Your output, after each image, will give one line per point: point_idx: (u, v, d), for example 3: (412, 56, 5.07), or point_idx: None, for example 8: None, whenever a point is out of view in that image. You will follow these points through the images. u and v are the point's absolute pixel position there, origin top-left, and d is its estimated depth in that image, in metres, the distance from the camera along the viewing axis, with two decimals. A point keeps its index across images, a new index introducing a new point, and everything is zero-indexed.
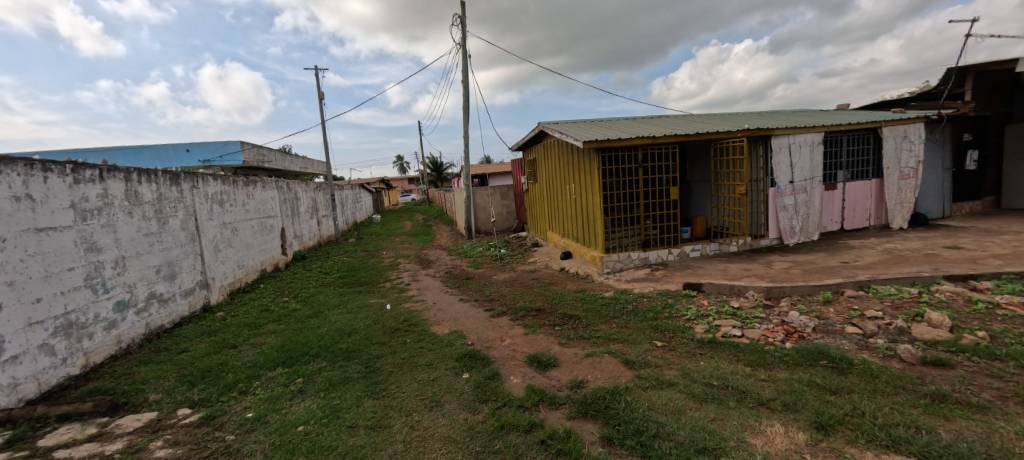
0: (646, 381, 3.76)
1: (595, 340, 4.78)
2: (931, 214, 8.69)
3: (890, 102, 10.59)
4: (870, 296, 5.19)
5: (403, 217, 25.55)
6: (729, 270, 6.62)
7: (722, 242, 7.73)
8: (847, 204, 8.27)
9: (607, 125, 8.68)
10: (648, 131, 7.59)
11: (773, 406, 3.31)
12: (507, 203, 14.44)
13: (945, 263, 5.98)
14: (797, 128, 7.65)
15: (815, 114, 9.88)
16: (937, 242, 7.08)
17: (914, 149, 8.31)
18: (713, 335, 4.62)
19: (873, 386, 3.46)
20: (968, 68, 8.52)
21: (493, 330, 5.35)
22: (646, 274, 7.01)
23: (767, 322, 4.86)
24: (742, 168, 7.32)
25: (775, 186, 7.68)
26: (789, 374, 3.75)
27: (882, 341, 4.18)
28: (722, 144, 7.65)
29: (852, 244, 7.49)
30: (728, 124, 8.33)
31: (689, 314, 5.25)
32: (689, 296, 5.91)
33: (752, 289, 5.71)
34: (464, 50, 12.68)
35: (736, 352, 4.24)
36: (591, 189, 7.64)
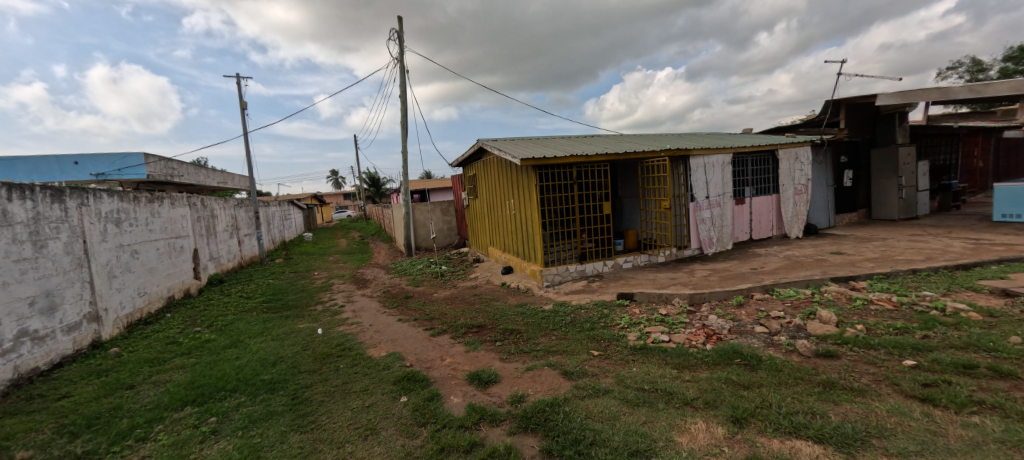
0: (584, 391, 4.09)
1: (535, 353, 5.07)
2: (819, 225, 9.97)
3: (784, 127, 12.03)
4: (773, 298, 5.93)
5: (337, 234, 24.79)
6: (657, 279, 7.24)
7: (651, 253, 8.36)
8: (755, 217, 9.29)
9: (543, 144, 9.20)
10: (581, 149, 8.13)
11: (696, 405, 3.75)
12: (448, 219, 14.60)
13: (832, 266, 6.96)
14: (710, 150, 8.54)
15: (727, 136, 11.02)
16: (825, 249, 8.19)
17: (804, 169, 9.56)
18: (645, 342, 5.07)
19: (779, 379, 4.02)
20: (840, 102, 9.94)
21: (433, 350, 5.49)
22: (583, 286, 7.46)
23: (691, 326, 5.40)
24: (666, 185, 8.05)
25: (695, 200, 8.48)
26: (710, 373, 4.24)
27: (784, 337, 4.83)
28: (647, 163, 8.38)
29: (759, 253, 8.43)
30: (652, 144, 9.13)
31: (622, 323, 5.70)
32: (623, 305, 6.40)
33: (678, 296, 6.29)
34: (402, 64, 12.79)
35: (665, 356, 4.69)
36: (530, 205, 8.00)
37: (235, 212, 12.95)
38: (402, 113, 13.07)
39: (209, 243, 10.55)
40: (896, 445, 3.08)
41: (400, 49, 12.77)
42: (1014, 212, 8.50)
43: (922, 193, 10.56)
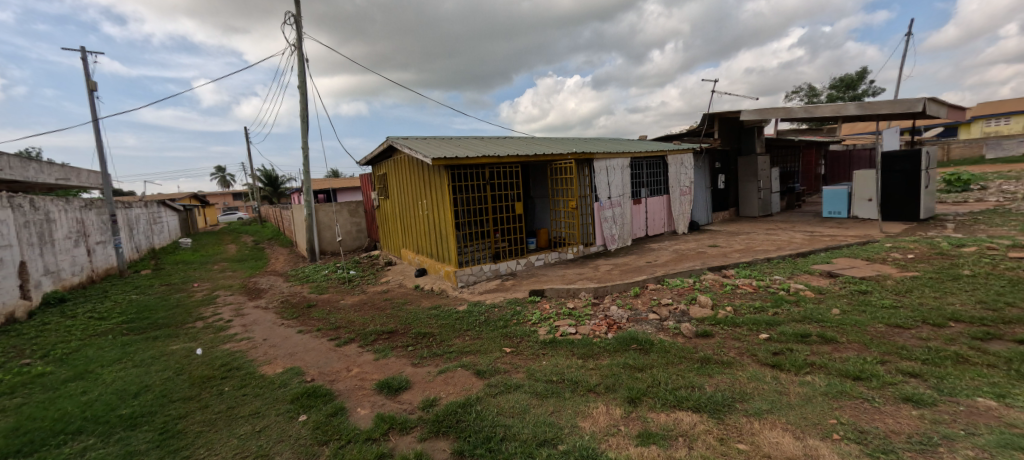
0: (495, 388, 4.42)
1: (449, 355, 5.32)
2: (700, 222, 11.40)
3: (672, 136, 13.55)
4: (664, 287, 6.75)
5: (225, 239, 22.71)
6: (566, 275, 7.84)
7: (561, 251, 8.95)
8: (650, 215, 10.37)
9: (456, 143, 9.42)
10: (492, 151, 8.48)
11: (598, 390, 4.23)
12: (357, 221, 14.20)
13: (710, 258, 8.10)
14: (610, 154, 9.37)
15: (625, 142, 12.11)
16: (704, 242, 9.46)
17: (688, 173, 10.89)
18: (554, 335, 5.55)
19: (667, 360, 4.65)
20: (715, 116, 11.47)
21: (339, 361, 5.50)
22: (497, 285, 7.82)
23: (596, 317, 5.99)
24: (573, 185, 8.69)
25: (598, 200, 9.27)
26: (611, 360, 4.79)
27: (671, 322, 5.57)
28: (555, 165, 8.99)
29: (652, 247, 9.43)
30: (559, 147, 9.79)
31: (533, 319, 6.14)
32: (534, 301, 6.88)
33: (584, 290, 6.89)
34: (300, 52, 12.27)
35: (572, 347, 5.19)
36: (443, 206, 8.17)
37: (82, 216, 11.09)
38: (301, 107, 12.55)
39: (46, 252, 8.88)
40: (753, 406, 3.75)
41: (298, 43, 12.23)
42: (839, 210, 10.53)
43: (773, 193, 12.67)
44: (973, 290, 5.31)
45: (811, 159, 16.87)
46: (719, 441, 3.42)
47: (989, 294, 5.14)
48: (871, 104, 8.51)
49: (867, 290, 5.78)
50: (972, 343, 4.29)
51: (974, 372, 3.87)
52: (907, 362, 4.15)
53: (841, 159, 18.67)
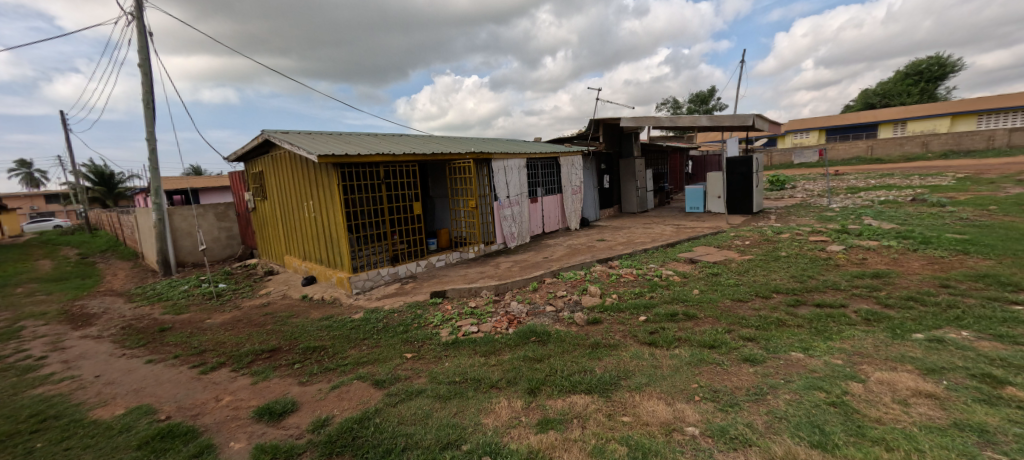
0: (396, 397, 4.41)
1: (343, 368, 5.22)
2: (589, 218, 12.50)
3: (563, 138, 14.64)
4: (560, 281, 7.34)
5: (39, 253, 18.74)
6: (468, 274, 8.14)
7: (462, 251, 9.26)
8: (546, 213, 11.13)
9: (346, 140, 9.14)
10: (387, 149, 8.44)
11: (500, 385, 4.44)
12: (224, 226, 12.97)
13: (599, 251, 9.01)
14: (508, 154, 9.88)
15: (520, 143, 12.80)
16: (593, 237, 10.45)
17: (578, 173, 11.88)
18: (456, 336, 5.79)
19: (564, 349, 5.03)
20: (600, 122, 12.66)
21: (205, 390, 5.03)
22: (397, 289, 7.84)
23: (496, 314, 6.34)
24: (472, 185, 9.03)
25: (497, 200, 9.71)
26: (512, 354, 5.10)
27: (566, 313, 6.11)
28: (454, 165, 9.25)
29: (548, 244, 10.15)
30: (458, 146, 10.06)
31: (435, 321, 6.33)
32: (436, 303, 7.05)
33: (485, 288, 7.22)
34: (143, 26, 10.80)
35: (474, 346, 5.45)
36: (333, 209, 7.94)
37: None
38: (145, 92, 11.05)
39: None
40: (634, 381, 4.20)
41: (143, 23, 10.70)
42: (696, 205, 12.30)
43: (648, 192, 14.37)
44: (788, 268, 6.69)
45: (676, 162, 19.45)
46: (608, 418, 3.74)
47: (799, 271, 6.51)
48: (721, 116, 10.08)
49: (718, 272, 6.93)
50: (789, 309, 5.36)
51: (789, 332, 4.77)
52: (746, 329, 4.97)
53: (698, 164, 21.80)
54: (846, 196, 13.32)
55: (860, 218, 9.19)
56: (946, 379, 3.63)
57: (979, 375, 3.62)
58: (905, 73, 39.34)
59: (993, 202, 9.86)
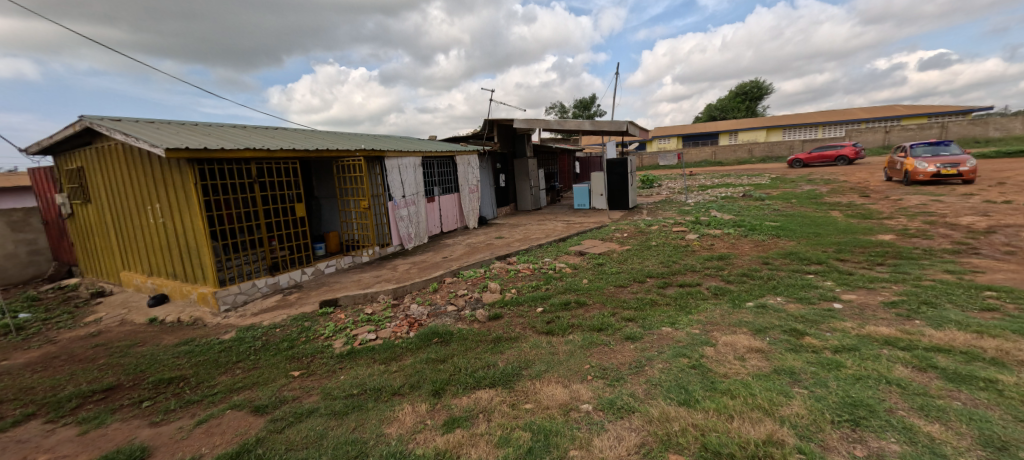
0: (281, 422, 3.91)
1: (214, 398, 4.48)
2: (487, 216, 13.03)
3: (458, 137, 14.93)
4: (460, 280, 7.49)
5: None
6: (362, 280, 7.99)
7: (354, 255, 9.09)
8: (443, 212, 11.31)
9: (206, 132, 8.08)
10: (261, 144, 7.76)
11: (403, 392, 4.23)
12: (30, 239, 9.72)
13: (496, 248, 9.46)
14: (401, 153, 9.91)
15: (414, 141, 12.82)
16: (491, 235, 10.93)
17: (474, 172, 12.28)
18: (352, 346, 5.38)
19: (467, 346, 5.01)
20: (493, 122, 13.11)
21: (7, 454, 3.83)
22: (277, 301, 7.25)
23: (396, 319, 6.06)
24: (364, 185, 8.90)
25: (392, 199, 9.69)
26: (414, 358, 4.89)
27: (468, 311, 6.12)
28: (343, 163, 9.02)
29: (447, 243, 10.37)
30: (347, 143, 9.75)
31: (327, 332, 5.84)
32: (326, 313, 6.58)
33: (382, 292, 7.01)
34: None
35: (373, 355, 5.12)
36: (190, 216, 7.00)
37: None
38: None
39: None
40: (534, 370, 4.34)
41: None
42: (583, 203, 13.49)
43: (542, 190, 15.43)
44: (657, 255, 7.77)
45: (564, 163, 20.88)
46: (511, 407, 3.78)
47: (666, 257, 7.60)
48: (601, 121, 11.18)
49: (602, 262, 7.80)
50: (660, 290, 6.26)
51: (659, 310, 5.53)
52: (626, 311, 5.59)
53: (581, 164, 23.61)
54: (697, 192, 15.71)
55: (708, 211, 10.94)
56: (767, 336, 4.48)
57: (789, 330, 4.53)
58: (736, 93, 49.39)
59: (795, 196, 12.53)
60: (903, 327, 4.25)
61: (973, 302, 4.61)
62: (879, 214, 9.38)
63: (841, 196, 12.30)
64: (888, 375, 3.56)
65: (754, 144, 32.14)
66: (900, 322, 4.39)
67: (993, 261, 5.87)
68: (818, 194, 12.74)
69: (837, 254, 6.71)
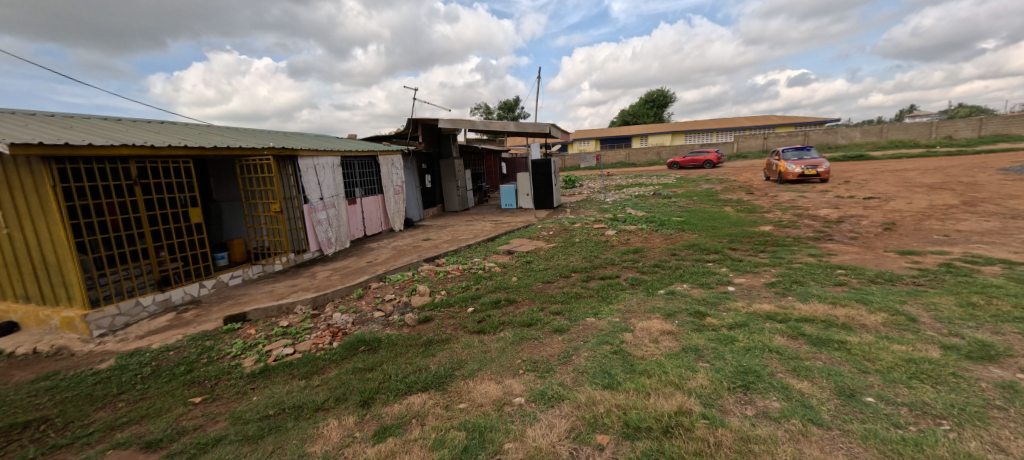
0: (185, 453, 3.42)
1: (87, 439, 3.70)
2: (414, 218, 12.97)
3: (381, 137, 14.63)
4: (387, 284, 7.04)
5: None
6: (276, 290, 7.05)
7: (265, 264, 8.24)
8: (366, 215, 10.98)
9: (67, 122, 6.65)
10: (143, 138, 6.51)
11: (327, 406, 3.89)
12: None
13: (424, 250, 9.39)
14: (318, 152, 9.28)
15: (330, 140, 12.26)
16: (418, 237, 10.88)
17: (398, 173, 12.15)
18: (265, 363, 4.75)
19: (397, 352, 4.77)
20: (418, 122, 13.02)
21: None
22: (169, 321, 6.05)
23: (317, 329, 5.52)
24: (275, 186, 8.17)
25: (308, 202, 8.98)
26: (338, 370, 4.50)
27: (397, 316, 5.80)
28: (249, 162, 8.18)
29: (372, 247, 10.05)
30: (253, 140, 8.85)
31: (234, 350, 5.09)
32: (233, 330, 5.69)
33: (300, 303, 6.30)
34: None
35: (291, 369, 4.59)
36: (47, 222, 5.63)
37: None
38: None
39: None
40: (468, 369, 4.32)
41: None
42: (510, 203, 13.79)
43: (469, 191, 15.58)
44: (580, 251, 8.28)
45: (490, 163, 21.01)
46: (445, 409, 3.69)
47: (589, 253, 8.13)
48: (525, 123, 11.63)
49: (530, 260, 8.17)
50: (584, 283, 6.73)
51: (584, 302, 5.97)
52: (553, 304, 5.99)
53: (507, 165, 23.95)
54: (614, 191, 16.77)
55: (623, 209, 11.77)
56: (676, 319, 5.04)
57: (693, 313, 5.13)
58: (644, 100, 53.26)
59: (695, 194, 13.91)
60: (780, 303, 5.05)
61: (829, 279, 5.56)
62: (761, 209, 10.71)
63: (733, 194, 13.82)
64: (770, 344, 4.18)
65: (661, 148, 34.92)
66: (777, 298, 5.21)
67: (844, 245, 7.05)
68: (714, 192, 14.21)
69: (730, 244, 7.61)
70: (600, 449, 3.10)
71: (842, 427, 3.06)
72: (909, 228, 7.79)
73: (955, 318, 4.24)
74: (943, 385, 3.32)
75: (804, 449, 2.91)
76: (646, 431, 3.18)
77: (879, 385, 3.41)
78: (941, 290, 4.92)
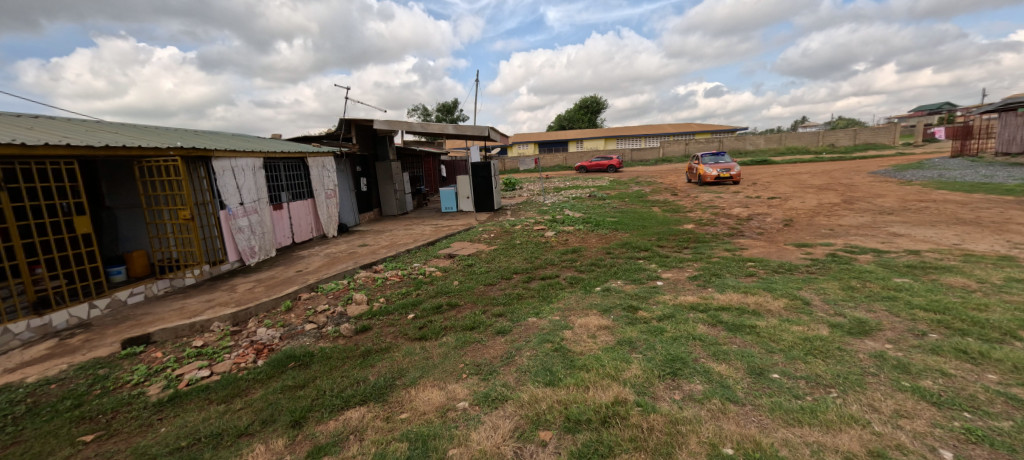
0: None
1: None
2: (348, 223, 12.58)
3: (311, 138, 14.04)
4: (320, 294, 6.74)
5: None
6: (186, 307, 6.24)
7: (172, 277, 7.18)
8: (294, 221, 10.33)
9: None
10: (13, 135, 5.46)
11: (252, 431, 3.66)
12: None
13: (360, 256, 9.07)
14: (236, 153, 8.43)
15: (252, 141, 11.46)
16: (354, 243, 10.54)
17: (329, 176, 11.71)
18: (176, 389, 4.33)
19: (331, 366, 4.62)
20: (351, 122, 12.68)
21: None
22: (50, 350, 5.13)
23: (237, 348, 5.16)
24: (184, 191, 7.14)
25: (225, 208, 8.09)
26: (264, 390, 4.24)
27: (331, 327, 5.63)
28: (149, 165, 7.10)
29: (302, 255, 9.39)
30: (156, 137, 7.77)
31: (135, 377, 4.54)
32: (134, 354, 5.05)
33: (217, 320, 5.80)
34: None
35: (207, 394, 4.23)
36: None
37: None
38: None
39: None
40: (409, 377, 4.32)
41: None
42: (450, 206, 13.83)
43: (407, 194, 15.40)
44: (521, 253, 8.51)
45: (428, 166, 20.81)
46: (386, 421, 3.66)
47: (529, 254, 8.37)
48: (463, 125, 11.72)
49: (472, 263, 8.27)
50: (525, 284, 6.94)
51: (526, 303, 6.15)
52: (495, 306, 6.13)
53: (447, 167, 23.83)
54: (551, 194, 17.26)
55: (561, 210, 12.18)
56: (611, 314, 5.35)
57: (628, 307, 5.47)
58: (578, 105, 55.13)
59: (626, 196, 14.69)
60: (702, 294, 5.54)
61: (741, 271, 6.15)
62: (684, 208, 11.56)
63: (660, 195, 14.76)
64: (693, 332, 4.59)
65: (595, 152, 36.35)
66: (699, 290, 5.71)
67: (753, 240, 7.81)
68: (643, 194, 15.08)
69: (658, 242, 8.16)
70: (543, 445, 3.26)
71: (753, 402, 3.45)
72: (803, 223, 8.81)
73: (840, 300, 4.90)
74: (832, 358, 3.84)
75: (723, 425, 3.24)
76: (585, 423, 3.40)
77: (782, 362, 3.88)
78: (829, 276, 5.63)
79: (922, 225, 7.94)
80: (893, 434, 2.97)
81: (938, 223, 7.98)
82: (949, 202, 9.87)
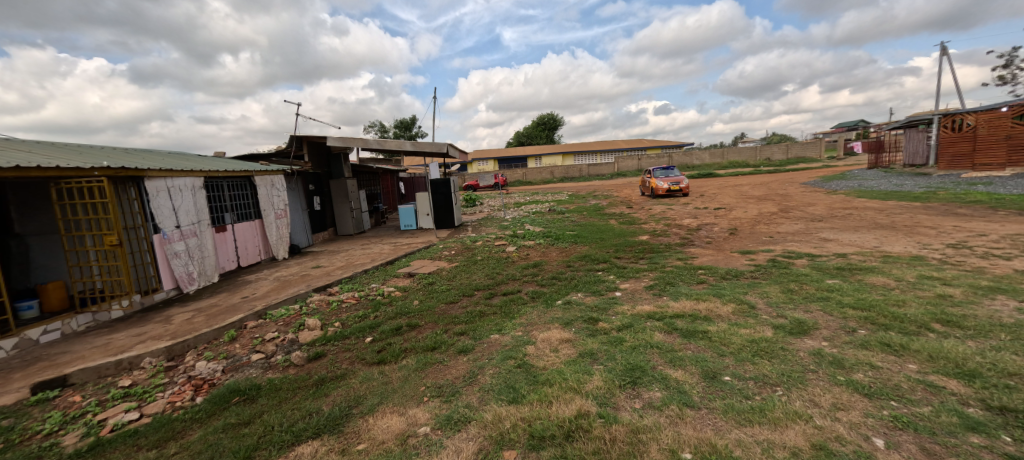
0: None
1: None
2: (300, 244, 12.17)
3: (259, 156, 13.57)
4: (268, 321, 6.46)
5: None
6: (112, 344, 5.81)
7: (95, 311, 6.68)
8: (239, 244, 9.90)
9: None
10: None
11: None
12: None
13: (313, 279, 8.78)
14: (172, 172, 8.05)
15: (192, 159, 10.93)
16: (307, 265, 10.19)
17: (279, 196, 11.32)
18: (98, 435, 4.03)
19: (279, 398, 4.45)
20: (302, 139, 12.37)
21: None
22: None
23: (172, 385, 4.87)
24: (110, 214, 6.72)
25: (159, 232, 7.65)
26: (204, 430, 4.02)
27: (280, 356, 5.42)
28: (70, 187, 6.64)
29: (248, 280, 8.97)
30: (79, 157, 7.29)
31: (48, 426, 4.19)
32: (46, 400, 4.66)
33: (148, 356, 5.45)
34: None
35: (137, 439, 3.96)
36: None
37: None
38: None
39: None
40: (367, 404, 4.22)
41: None
42: (410, 223, 13.67)
43: (363, 212, 15.12)
44: (483, 269, 8.53)
45: (386, 184, 20.56)
46: (342, 454, 3.57)
47: (491, 270, 8.40)
48: (422, 142, 11.69)
49: (432, 281, 8.19)
50: (487, 300, 6.95)
51: (488, 320, 6.16)
52: (457, 325, 6.10)
53: (406, 184, 23.63)
54: (512, 209, 17.44)
55: (522, 225, 12.32)
56: (572, 327, 5.46)
57: (588, 320, 5.59)
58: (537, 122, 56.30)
59: (585, 209, 15.08)
60: (657, 303, 5.76)
61: (693, 279, 6.45)
62: (639, 220, 12.00)
63: (616, 208, 15.27)
64: (652, 341, 4.76)
65: (554, 167, 37.16)
66: (655, 299, 5.93)
67: (703, 249, 8.20)
68: (600, 207, 15.55)
69: (615, 254, 8.42)
70: None
71: (708, 405, 3.62)
72: (747, 232, 9.36)
73: (781, 302, 5.23)
74: (776, 358, 4.09)
75: (681, 431, 3.37)
76: (549, 439, 3.44)
77: (732, 365, 4.09)
78: (771, 280, 5.99)
79: (849, 230, 8.62)
80: (832, 426, 3.20)
81: (862, 228, 8.69)
82: (870, 209, 10.81)
